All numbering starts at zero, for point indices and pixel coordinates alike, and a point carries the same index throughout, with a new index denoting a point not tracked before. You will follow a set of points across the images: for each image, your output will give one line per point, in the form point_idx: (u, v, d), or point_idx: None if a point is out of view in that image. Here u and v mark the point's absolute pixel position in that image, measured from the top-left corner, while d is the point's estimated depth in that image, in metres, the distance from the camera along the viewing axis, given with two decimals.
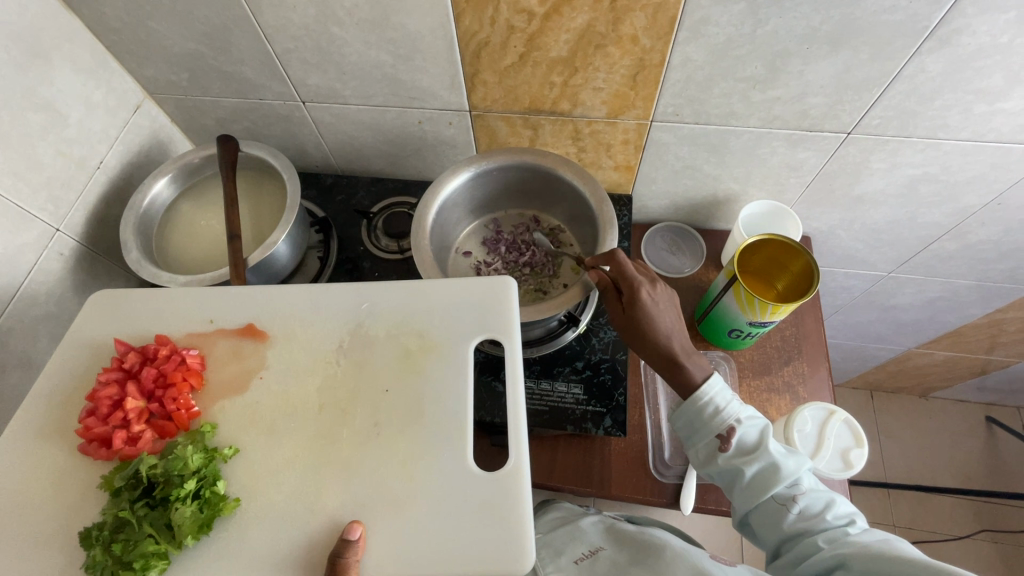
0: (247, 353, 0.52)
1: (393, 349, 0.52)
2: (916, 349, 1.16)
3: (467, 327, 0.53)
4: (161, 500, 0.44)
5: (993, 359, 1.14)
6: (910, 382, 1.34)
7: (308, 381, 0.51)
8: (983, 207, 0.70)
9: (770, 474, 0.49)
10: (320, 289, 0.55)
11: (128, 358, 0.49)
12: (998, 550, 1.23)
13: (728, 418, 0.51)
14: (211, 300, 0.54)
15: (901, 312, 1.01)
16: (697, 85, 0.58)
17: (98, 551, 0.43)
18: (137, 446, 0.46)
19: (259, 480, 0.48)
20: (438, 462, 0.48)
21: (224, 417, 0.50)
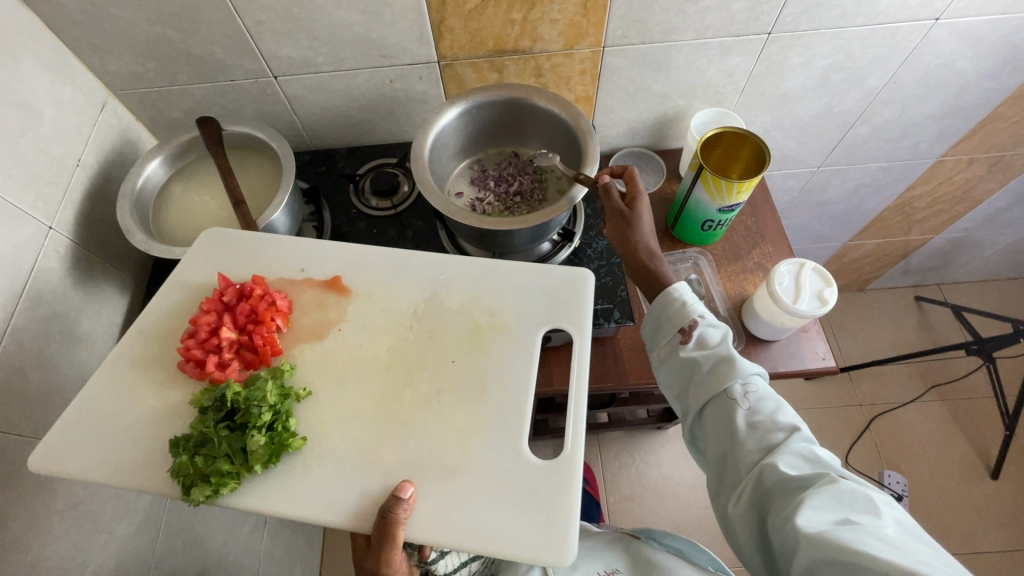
0: (330, 304, 0.60)
1: (458, 318, 0.60)
2: (849, 243, 1.32)
3: (532, 307, 0.60)
4: (240, 426, 0.51)
5: (913, 239, 1.31)
6: (850, 278, 1.50)
7: (380, 341, 0.58)
8: (883, 88, 0.82)
9: (722, 365, 0.56)
10: (404, 261, 0.63)
11: (227, 293, 0.58)
12: (947, 405, 1.41)
13: (689, 311, 0.59)
14: (306, 253, 0.63)
15: (832, 206, 1.15)
16: (639, 4, 0.66)
17: (184, 458, 0.50)
18: (224, 372, 0.54)
19: (329, 432, 0.54)
20: (496, 436, 0.53)
21: (303, 361, 0.57)
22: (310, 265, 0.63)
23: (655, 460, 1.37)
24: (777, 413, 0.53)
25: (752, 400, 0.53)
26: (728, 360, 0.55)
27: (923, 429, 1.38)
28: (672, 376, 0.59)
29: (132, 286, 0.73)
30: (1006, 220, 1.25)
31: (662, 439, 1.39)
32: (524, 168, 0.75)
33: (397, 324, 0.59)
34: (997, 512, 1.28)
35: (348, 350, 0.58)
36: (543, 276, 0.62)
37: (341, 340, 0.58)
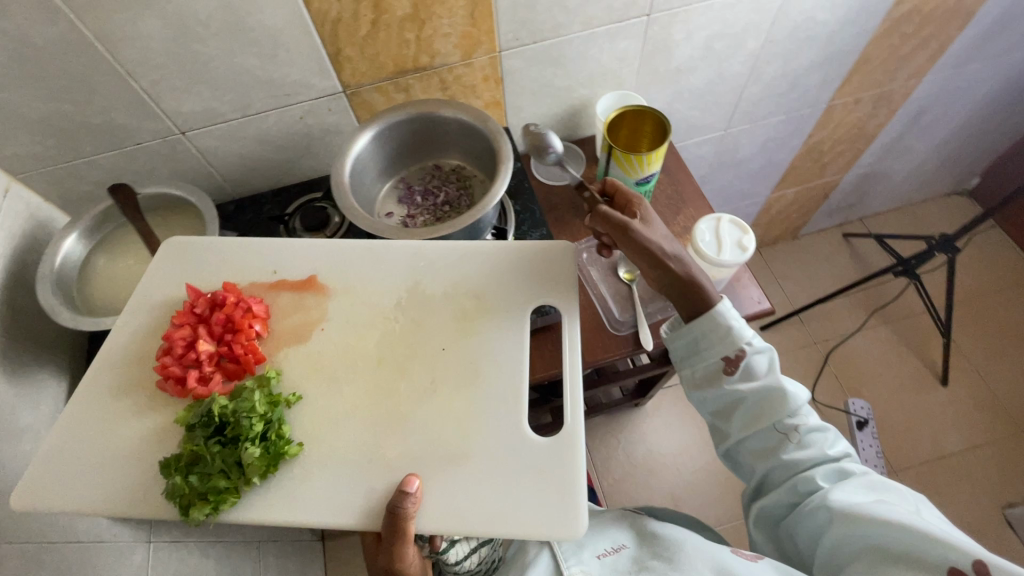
0: (310, 305, 0.63)
1: (441, 300, 0.63)
2: (772, 195, 1.40)
3: (513, 291, 0.64)
4: (231, 439, 0.53)
5: (827, 182, 1.41)
6: (782, 228, 1.60)
7: (367, 337, 0.62)
8: (762, 48, 0.90)
9: (771, 393, 0.61)
10: (379, 255, 0.66)
11: (199, 305, 0.61)
12: (891, 327, 1.51)
13: (733, 337, 0.63)
14: (278, 257, 0.66)
15: (748, 164, 1.23)
16: (523, 7, 0.70)
17: (180, 477, 0.52)
18: (206, 387, 0.57)
19: (329, 430, 0.57)
20: (496, 419, 0.57)
21: (288, 363, 0.60)
22: (282, 268, 0.66)
23: (639, 437, 1.41)
24: (818, 430, 0.61)
25: (803, 431, 0.60)
26: (777, 392, 0.61)
27: (874, 354, 1.47)
28: (713, 390, 0.64)
29: (68, 368, 0.71)
30: (902, 149, 1.36)
31: (641, 414, 1.43)
32: (448, 178, 0.78)
33: (380, 318, 0.63)
34: (952, 415, 1.38)
35: (334, 346, 0.61)
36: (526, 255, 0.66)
37: (326, 338, 0.62)
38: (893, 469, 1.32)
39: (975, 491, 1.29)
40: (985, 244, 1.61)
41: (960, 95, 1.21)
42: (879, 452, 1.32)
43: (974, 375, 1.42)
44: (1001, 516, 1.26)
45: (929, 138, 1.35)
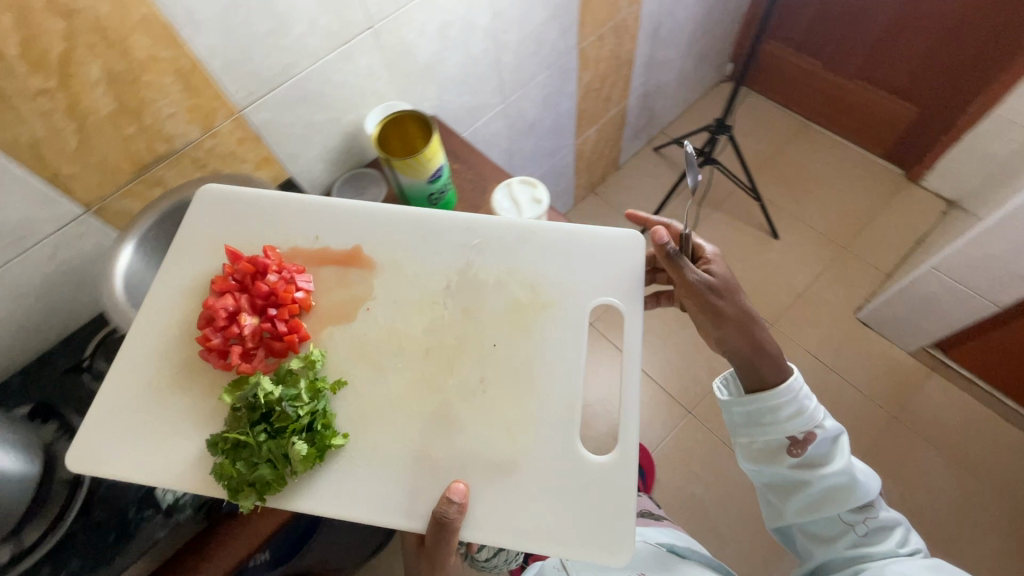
0: (354, 281, 0.71)
1: (484, 283, 0.71)
2: (579, 140, 1.52)
3: (577, 284, 0.70)
4: (278, 429, 0.59)
5: (616, 112, 1.56)
6: (603, 164, 1.73)
7: (417, 329, 0.68)
8: (493, 21, 0.96)
9: (838, 478, 0.65)
10: (435, 237, 0.73)
11: (243, 273, 0.67)
12: (721, 210, 1.70)
13: (798, 418, 0.68)
14: (324, 222, 0.73)
15: (541, 123, 1.31)
16: (239, 61, 0.68)
17: (227, 461, 0.58)
18: (250, 365, 0.63)
19: (379, 416, 0.64)
20: (542, 418, 0.64)
21: (329, 347, 0.67)
22: (324, 234, 0.73)
23: None
24: (876, 513, 0.65)
25: (871, 523, 0.65)
26: (838, 470, 0.65)
27: (718, 237, 1.65)
28: (772, 462, 0.69)
29: None
30: (659, 62, 1.54)
31: None
32: None
33: (416, 309, 0.69)
34: (792, 259, 1.60)
35: (370, 331, 0.68)
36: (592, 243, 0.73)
37: (361, 323, 0.69)
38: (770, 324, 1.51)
39: (832, 311, 1.51)
40: (757, 113, 1.87)
41: (678, 3, 1.40)
42: None
43: (793, 220, 1.66)
44: (857, 321, 1.49)
45: (675, 46, 1.54)
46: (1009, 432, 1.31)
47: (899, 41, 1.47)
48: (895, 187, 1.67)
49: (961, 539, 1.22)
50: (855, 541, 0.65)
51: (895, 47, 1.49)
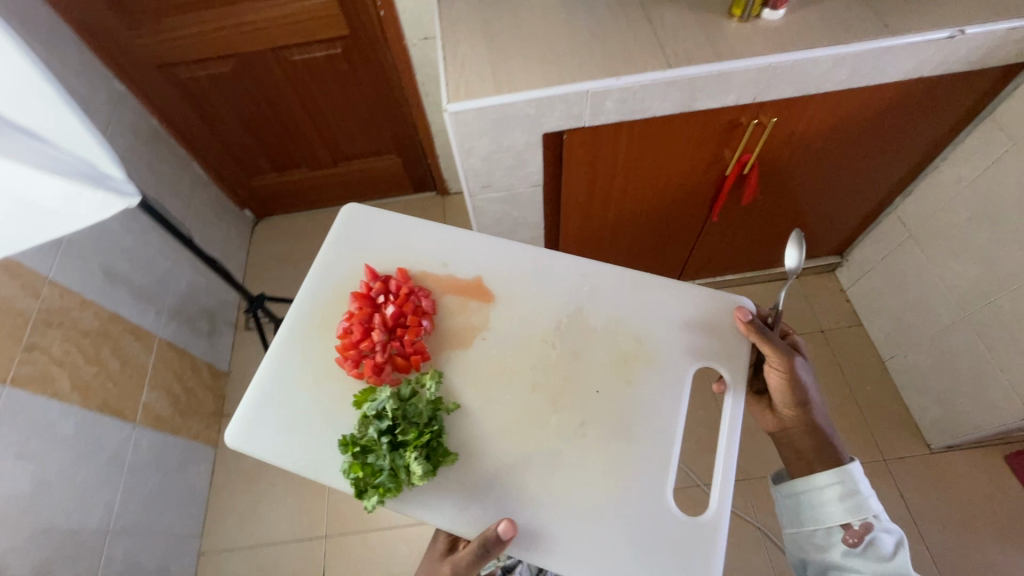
0: (473, 308, 0.91)
1: (575, 309, 0.90)
2: (142, 415, 1.26)
3: (670, 343, 0.87)
4: (400, 442, 0.75)
5: (160, 355, 1.34)
6: (205, 390, 1.50)
7: (538, 366, 0.87)
8: None
9: (892, 572, 0.73)
10: (543, 289, 0.91)
11: (375, 291, 0.88)
12: None
13: (862, 519, 0.76)
14: (448, 258, 0.94)
15: (53, 468, 1.02)
16: None
17: (353, 458, 0.74)
18: (377, 376, 0.83)
19: (510, 432, 0.83)
20: (641, 469, 0.80)
21: (449, 391, 0.86)
22: (451, 263, 0.94)
23: None
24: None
25: None
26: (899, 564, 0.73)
27: None
28: (829, 550, 0.77)
29: None
30: (158, 284, 1.38)
31: None
32: None
33: (536, 351, 0.87)
34: None
35: (499, 361, 0.87)
36: (698, 298, 0.90)
37: (479, 350, 0.88)
38: None
39: None
40: (306, 230, 1.91)
41: (113, 237, 1.24)
42: None
43: None
44: None
45: (160, 259, 1.39)
46: None
47: (334, 125, 1.61)
48: (441, 208, 1.89)
49: None
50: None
51: (336, 129, 1.63)
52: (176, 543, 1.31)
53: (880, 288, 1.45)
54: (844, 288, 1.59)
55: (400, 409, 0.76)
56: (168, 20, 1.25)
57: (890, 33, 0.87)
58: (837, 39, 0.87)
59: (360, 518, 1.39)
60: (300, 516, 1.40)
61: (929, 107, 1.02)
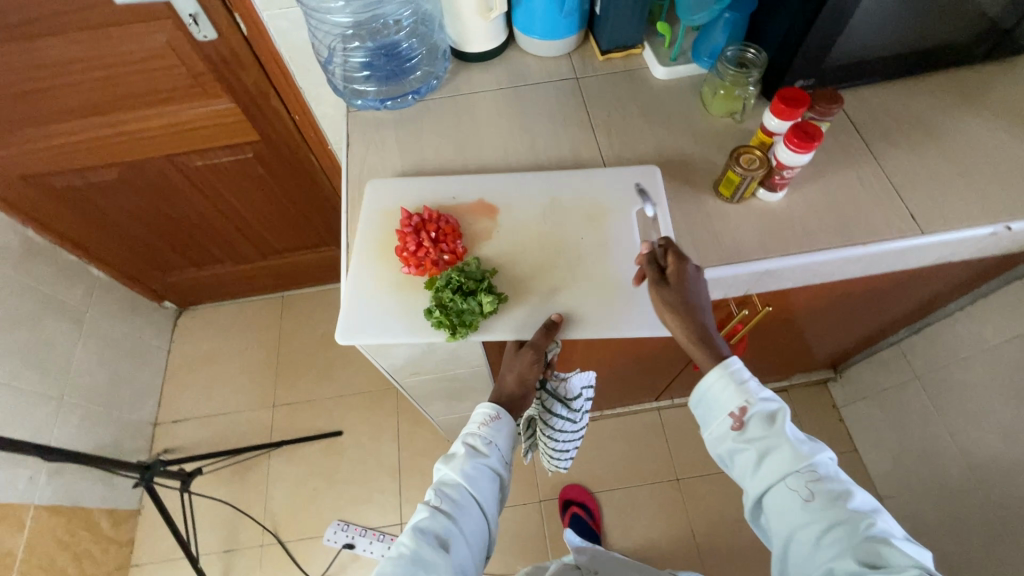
0: (482, 219, 0.71)
1: (563, 177, 0.74)
2: None
3: (618, 191, 0.72)
4: (471, 291, 0.63)
5: (38, 527, 1.12)
6: (105, 546, 1.28)
7: (528, 236, 0.70)
8: None
9: (786, 455, 0.54)
10: (529, 179, 0.74)
11: (412, 220, 0.67)
12: (275, 454, 1.45)
13: (741, 400, 0.57)
14: (452, 183, 0.74)
15: None
16: None
17: (435, 317, 0.62)
18: (434, 266, 0.66)
19: (542, 274, 0.68)
20: (625, 272, 0.68)
21: (499, 257, 0.69)
22: (458, 194, 0.73)
23: None
24: (848, 502, 0.51)
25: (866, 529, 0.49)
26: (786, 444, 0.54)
27: (290, 487, 1.41)
28: (724, 442, 0.58)
29: None
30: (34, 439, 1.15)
31: None
32: None
33: (544, 230, 0.71)
34: (368, 440, 1.46)
35: (528, 235, 0.70)
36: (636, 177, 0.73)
37: (503, 240, 0.70)
38: (398, 523, 1.36)
39: (435, 449, 1.43)
40: (236, 320, 1.65)
41: None
42: (377, 537, 1.33)
43: (341, 399, 1.52)
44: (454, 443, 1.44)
45: (35, 405, 1.17)
46: (604, 426, 1.44)
47: (256, 224, 1.37)
48: None
49: (646, 549, 1.30)
50: (806, 519, 0.51)
51: (260, 227, 1.39)
52: None
53: (878, 418, 1.28)
54: (837, 405, 1.41)
55: (458, 271, 0.64)
56: (28, 130, 1.00)
57: (917, 231, 0.67)
58: (851, 237, 0.67)
59: None
60: None
61: (953, 275, 0.84)
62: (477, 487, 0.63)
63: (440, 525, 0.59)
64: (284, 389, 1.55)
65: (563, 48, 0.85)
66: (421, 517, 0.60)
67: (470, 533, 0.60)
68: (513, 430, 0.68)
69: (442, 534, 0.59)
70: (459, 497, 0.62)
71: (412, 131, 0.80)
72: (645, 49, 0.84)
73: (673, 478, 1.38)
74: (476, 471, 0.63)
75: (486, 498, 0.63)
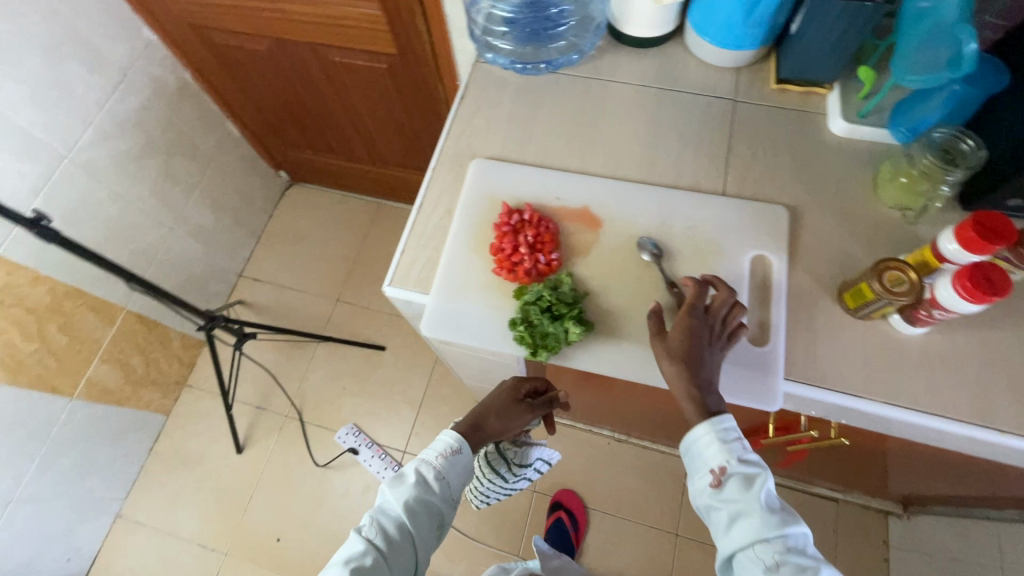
0: (588, 229, 0.63)
1: (677, 198, 0.65)
2: (80, 389, 1.24)
3: (734, 235, 0.62)
4: (558, 314, 0.57)
5: (122, 329, 1.30)
6: (171, 362, 1.48)
7: (630, 260, 0.61)
8: None
9: (761, 523, 0.47)
10: (644, 196, 0.65)
11: (513, 220, 0.62)
12: (323, 344, 1.56)
13: (721, 459, 0.50)
14: (562, 182, 0.67)
15: None
16: None
17: (519, 333, 0.58)
18: (527, 274, 0.60)
19: (635, 314, 0.59)
20: None
21: (592, 280, 0.61)
22: (563, 195, 0.66)
23: None
24: None
25: None
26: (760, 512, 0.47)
27: (326, 377, 1.52)
28: (703, 500, 0.51)
29: None
30: (138, 257, 1.31)
31: None
32: None
33: (644, 261, 0.61)
34: (404, 365, 1.52)
35: (626, 261, 0.61)
36: (758, 214, 0.63)
37: (601, 259, 0.62)
38: (401, 451, 1.43)
39: (457, 401, 1.46)
40: (334, 210, 1.74)
41: (85, 210, 1.16)
42: (379, 454, 1.41)
43: (394, 318, 1.58)
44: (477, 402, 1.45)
45: (147, 229, 1.32)
46: (625, 451, 1.38)
47: (373, 129, 1.39)
48: None
49: None
50: None
51: (377, 134, 1.41)
52: (90, 507, 1.33)
53: None
54: (888, 543, 1.23)
55: (549, 289, 0.58)
56: None
57: None
58: (988, 416, 0.53)
59: (262, 548, 1.36)
60: (213, 518, 1.40)
61: None
62: (418, 519, 0.61)
63: (371, 562, 0.58)
64: (351, 289, 1.63)
65: (734, 61, 0.71)
66: (355, 551, 0.58)
67: (398, 570, 0.59)
68: (468, 467, 0.67)
69: (371, 571, 0.57)
70: (399, 529, 0.60)
71: (528, 102, 0.73)
72: (832, 91, 0.68)
73: (672, 531, 1.30)
74: (420, 506, 0.62)
75: (424, 536, 0.62)
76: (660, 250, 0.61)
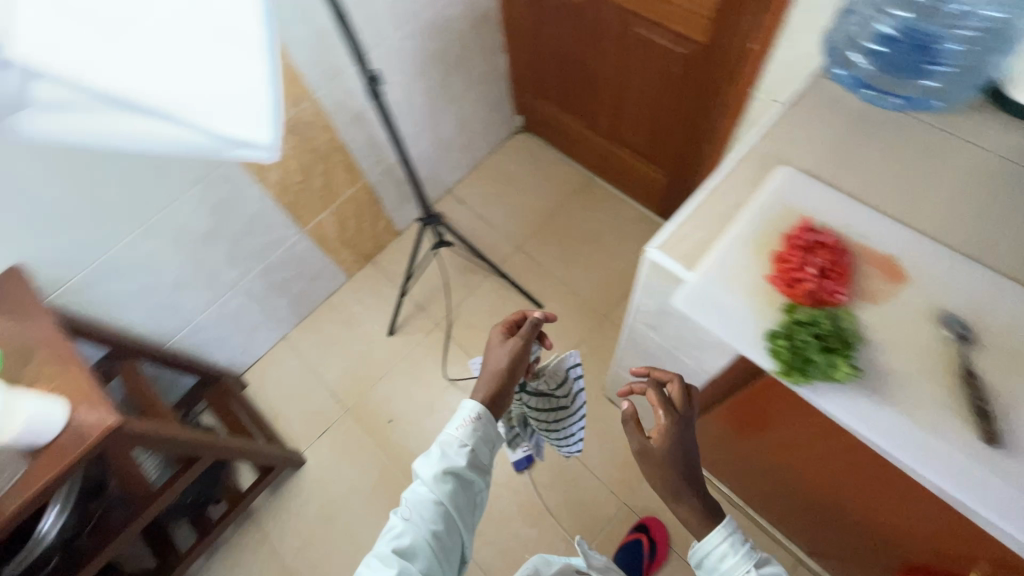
0: (888, 281, 0.60)
1: (1005, 292, 0.58)
2: (309, 228, 1.46)
3: None
4: (829, 348, 0.54)
5: (356, 194, 1.50)
6: (372, 237, 1.68)
7: (925, 330, 0.57)
8: (55, 167, 0.91)
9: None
10: (966, 275, 0.59)
11: (811, 239, 0.60)
12: (493, 278, 1.66)
13: (740, 572, 0.65)
14: (876, 223, 0.63)
15: (228, 230, 1.26)
16: None
17: (777, 347, 0.56)
18: (805, 296, 0.58)
19: (911, 385, 0.55)
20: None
21: (874, 331, 0.57)
22: (871, 236, 0.62)
23: (305, 492, 1.46)
24: None
25: None
26: None
27: (484, 307, 1.63)
28: None
29: None
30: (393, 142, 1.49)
31: (308, 471, 1.48)
32: None
33: (941, 340, 0.57)
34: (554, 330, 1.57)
35: (919, 330, 0.57)
36: None
37: (891, 316, 0.58)
38: None
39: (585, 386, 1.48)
40: (548, 166, 1.83)
41: (379, 87, 1.34)
42: None
43: (561, 284, 1.63)
44: (606, 394, 1.46)
45: (409, 122, 1.49)
46: None
47: (630, 109, 1.41)
48: None
49: None
50: None
51: (631, 115, 1.43)
52: (272, 322, 1.58)
53: None
54: None
55: (829, 319, 0.55)
56: None
57: None
58: None
59: (375, 421, 1.52)
60: (350, 378, 1.59)
61: None
62: (449, 492, 0.72)
63: (417, 541, 0.69)
64: (533, 243, 1.71)
65: None
66: (401, 536, 0.69)
67: (442, 546, 0.70)
68: (488, 432, 0.78)
69: (414, 547, 0.68)
70: (434, 508, 0.71)
71: (857, 134, 0.69)
72: None
73: None
74: (449, 478, 0.73)
75: (456, 507, 0.73)
76: (969, 333, 0.56)
